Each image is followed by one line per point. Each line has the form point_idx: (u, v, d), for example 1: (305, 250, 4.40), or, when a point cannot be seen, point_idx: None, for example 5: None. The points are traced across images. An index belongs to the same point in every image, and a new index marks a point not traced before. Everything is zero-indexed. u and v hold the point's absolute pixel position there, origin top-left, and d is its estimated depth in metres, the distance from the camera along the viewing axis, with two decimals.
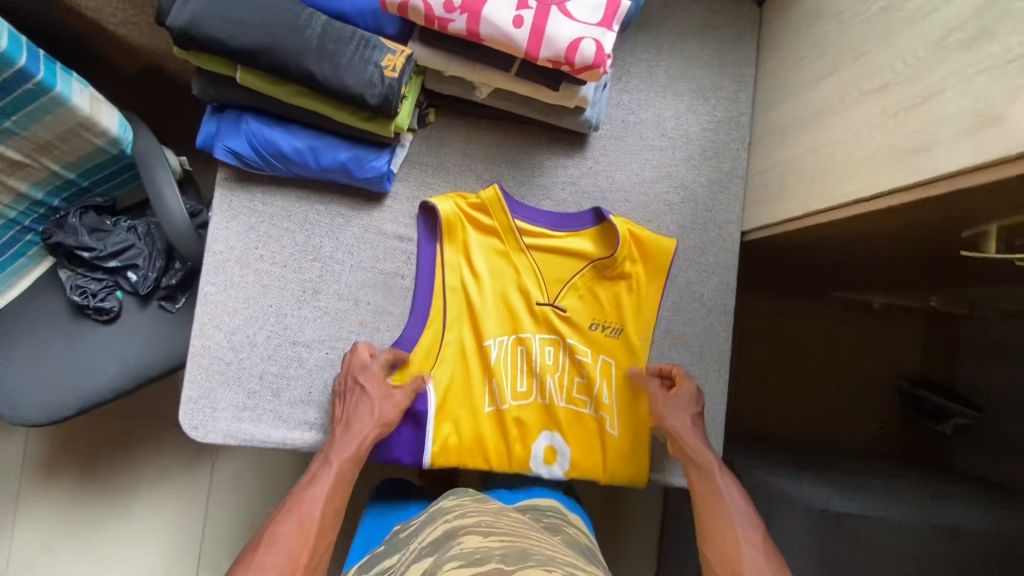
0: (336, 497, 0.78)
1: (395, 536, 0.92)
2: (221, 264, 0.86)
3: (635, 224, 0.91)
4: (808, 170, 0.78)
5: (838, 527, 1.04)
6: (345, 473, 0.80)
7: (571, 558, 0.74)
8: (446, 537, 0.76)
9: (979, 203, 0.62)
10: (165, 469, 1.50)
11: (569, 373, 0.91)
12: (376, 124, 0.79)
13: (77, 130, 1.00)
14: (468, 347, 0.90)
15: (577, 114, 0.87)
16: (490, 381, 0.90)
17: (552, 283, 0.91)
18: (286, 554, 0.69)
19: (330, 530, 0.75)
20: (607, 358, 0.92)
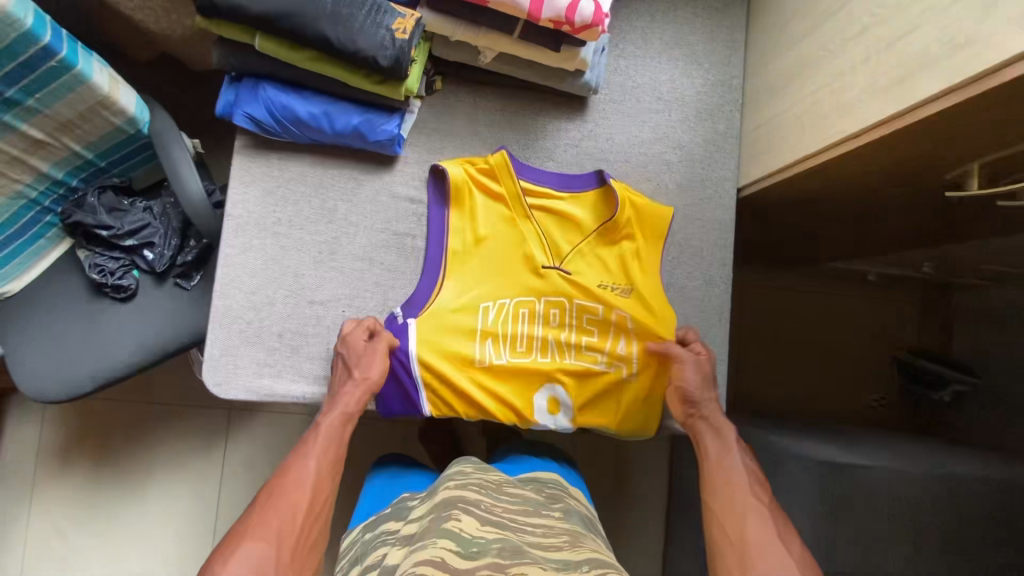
0: (328, 456, 0.80)
1: (403, 502, 0.93)
2: (240, 227, 0.89)
3: (635, 194, 0.94)
4: (800, 120, 0.83)
5: (841, 478, 1.06)
6: (333, 434, 0.82)
7: (567, 538, 0.78)
8: (444, 505, 0.79)
9: (959, 134, 0.67)
10: (179, 452, 1.52)
11: (576, 334, 0.93)
12: (387, 87, 0.84)
13: (97, 108, 1.03)
14: (467, 305, 0.91)
15: (578, 77, 0.91)
16: (488, 339, 0.91)
17: (555, 250, 0.94)
18: (286, 510, 0.72)
19: (326, 485, 0.78)
20: (622, 313, 0.93)
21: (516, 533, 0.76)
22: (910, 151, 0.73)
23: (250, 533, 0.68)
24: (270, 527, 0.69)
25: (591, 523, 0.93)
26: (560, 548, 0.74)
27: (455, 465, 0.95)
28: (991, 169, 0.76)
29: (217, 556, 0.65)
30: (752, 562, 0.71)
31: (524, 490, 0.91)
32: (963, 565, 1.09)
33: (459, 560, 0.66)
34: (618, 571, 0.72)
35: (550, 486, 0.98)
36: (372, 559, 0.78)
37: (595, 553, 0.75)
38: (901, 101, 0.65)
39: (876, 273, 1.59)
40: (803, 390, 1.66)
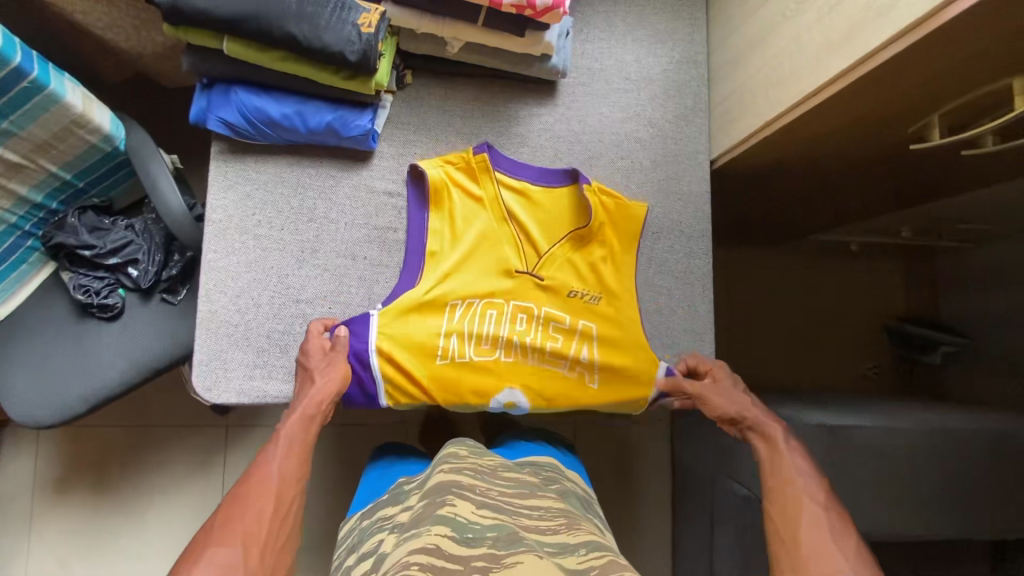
0: (292, 458, 0.80)
1: (401, 487, 0.94)
2: (221, 231, 0.90)
3: (608, 191, 0.95)
4: (764, 85, 0.85)
5: (840, 440, 1.06)
6: (293, 438, 0.82)
7: (563, 521, 0.78)
8: (439, 490, 0.79)
9: (920, 78, 0.68)
10: (179, 474, 1.51)
11: (541, 339, 0.92)
12: (357, 83, 0.85)
13: (72, 128, 1.04)
14: (429, 304, 0.90)
15: (544, 62, 0.93)
16: (452, 334, 0.90)
17: (531, 253, 0.95)
18: (253, 514, 0.71)
19: (291, 486, 0.78)
20: (586, 323, 0.94)
21: (510, 517, 0.76)
22: (874, 103, 0.75)
23: (216, 538, 0.67)
24: (237, 531, 0.69)
25: (587, 503, 0.93)
26: (557, 532, 0.75)
27: (447, 448, 0.95)
28: (951, 119, 0.78)
29: (181, 566, 0.65)
30: (809, 563, 0.67)
31: (520, 473, 0.91)
32: (968, 518, 1.09)
33: (453, 547, 0.65)
34: (615, 554, 0.71)
35: (547, 469, 0.98)
36: (369, 546, 0.78)
37: (592, 536, 0.75)
38: (854, 53, 0.67)
39: (859, 242, 1.62)
40: (797, 364, 1.68)
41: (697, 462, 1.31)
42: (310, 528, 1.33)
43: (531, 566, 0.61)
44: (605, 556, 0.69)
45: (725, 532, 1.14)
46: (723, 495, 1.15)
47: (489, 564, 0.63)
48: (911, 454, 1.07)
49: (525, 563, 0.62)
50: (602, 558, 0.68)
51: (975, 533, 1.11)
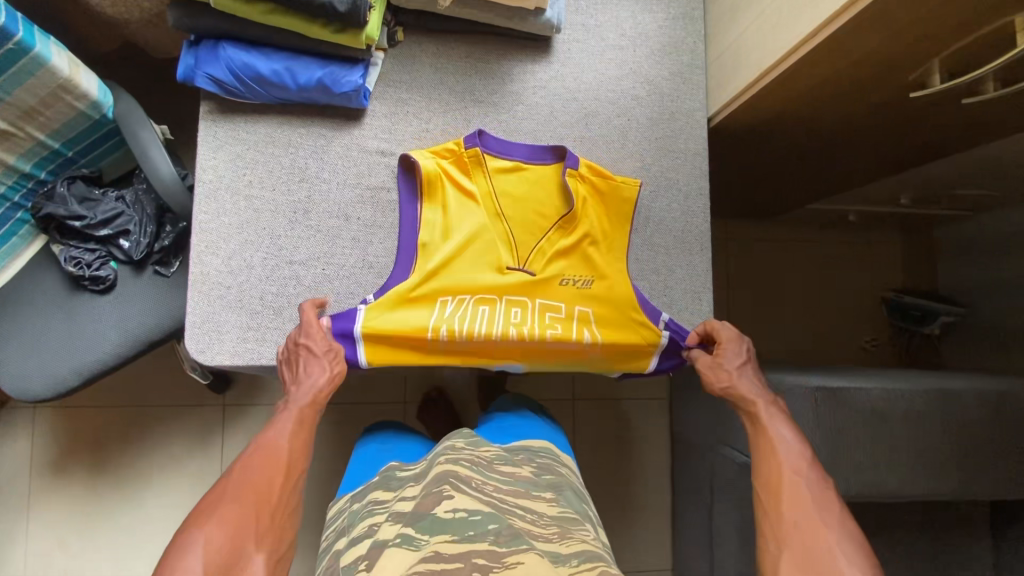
0: (302, 435, 0.78)
1: (392, 471, 0.93)
2: (212, 193, 0.88)
3: (597, 163, 0.95)
4: (761, 35, 0.83)
5: (840, 402, 1.05)
6: (304, 415, 0.80)
7: (556, 529, 0.76)
8: (436, 480, 0.78)
9: (920, 16, 0.67)
10: (178, 453, 1.51)
11: (539, 327, 0.90)
12: (347, 36, 0.83)
13: (58, 93, 1.02)
14: (420, 296, 0.88)
15: (538, 16, 0.91)
16: (441, 329, 0.87)
17: (522, 245, 0.93)
18: (262, 481, 0.71)
19: (299, 460, 0.76)
20: (583, 308, 0.92)
21: (507, 512, 0.76)
22: (873, 45, 0.73)
23: (227, 498, 0.69)
24: (247, 494, 0.70)
25: (582, 494, 0.90)
26: (549, 540, 0.74)
27: (445, 439, 0.92)
28: (952, 63, 0.77)
29: (195, 518, 0.67)
30: (791, 536, 0.71)
31: (516, 467, 0.89)
32: (966, 480, 1.09)
33: (451, 547, 0.67)
34: (607, 564, 0.71)
35: (541, 456, 0.96)
36: (362, 530, 0.78)
37: (585, 544, 0.75)
38: None
39: (858, 213, 1.60)
40: (796, 338, 1.67)
41: (695, 432, 1.31)
42: (308, 503, 1.33)
43: (533, 566, 0.64)
44: (596, 567, 0.70)
45: (725, 499, 1.14)
46: (722, 461, 1.15)
47: (490, 562, 0.65)
48: (909, 415, 1.07)
49: (526, 562, 0.64)
50: (592, 569, 0.69)
51: (975, 495, 1.10)
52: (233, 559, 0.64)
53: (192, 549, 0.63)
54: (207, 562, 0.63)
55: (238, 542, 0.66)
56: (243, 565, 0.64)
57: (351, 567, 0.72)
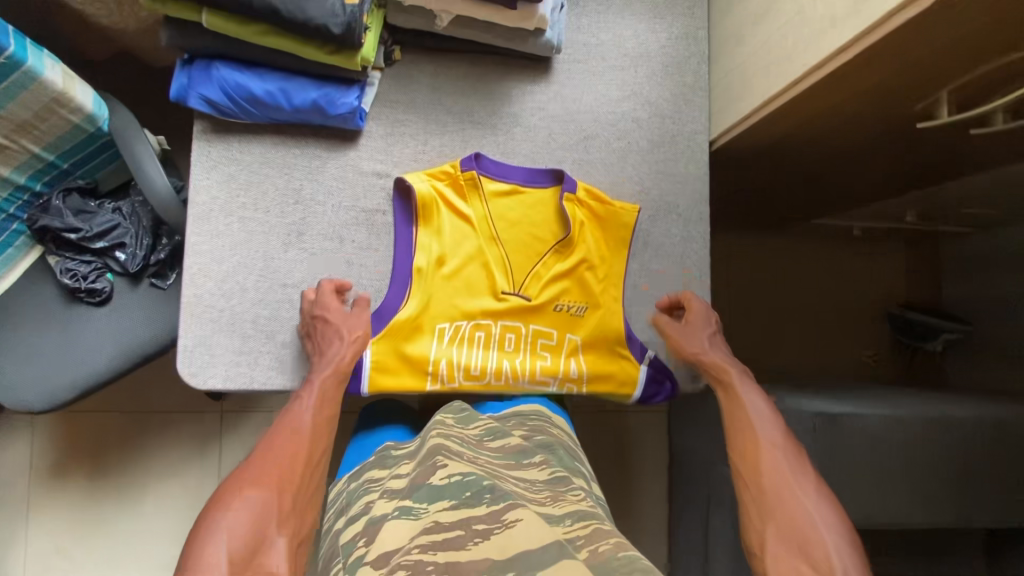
0: (324, 411, 0.79)
1: (388, 451, 0.91)
2: (205, 214, 0.87)
3: (595, 187, 0.93)
4: (765, 62, 0.81)
5: (836, 427, 1.03)
6: (328, 389, 0.81)
7: (548, 492, 0.70)
8: (428, 455, 0.75)
9: (926, 52, 0.64)
10: (176, 459, 1.51)
11: (530, 360, 0.91)
12: (343, 58, 0.81)
13: (52, 106, 1.00)
14: (419, 328, 0.88)
15: (537, 37, 0.89)
16: (441, 361, 0.88)
17: (517, 271, 0.92)
18: (285, 459, 0.71)
19: (322, 439, 0.77)
20: (574, 337, 0.92)
21: (502, 479, 0.72)
22: (881, 77, 0.70)
23: (252, 479, 0.67)
24: (271, 473, 0.69)
25: (575, 453, 0.87)
26: (541, 504, 0.68)
27: (438, 416, 0.87)
28: (959, 95, 0.75)
29: (218, 500, 0.65)
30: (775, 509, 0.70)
31: (507, 439, 0.83)
32: (963, 506, 1.08)
33: (449, 515, 0.62)
34: (601, 521, 0.66)
35: (532, 420, 0.89)
36: (357, 510, 0.75)
37: (580, 505, 0.69)
38: (861, 22, 0.62)
39: (862, 228, 1.58)
40: (797, 351, 1.66)
41: (692, 449, 1.30)
42: None
43: (531, 524, 0.59)
44: (590, 525, 0.64)
45: (720, 521, 1.13)
46: (717, 481, 1.14)
47: (489, 526, 0.60)
48: (907, 441, 1.05)
49: (524, 520, 0.59)
50: (587, 528, 0.64)
51: (972, 522, 1.09)
52: (260, 538, 0.62)
53: (217, 530, 0.61)
54: (233, 542, 0.60)
55: (264, 519, 0.63)
56: (269, 545, 0.61)
57: (351, 545, 0.68)
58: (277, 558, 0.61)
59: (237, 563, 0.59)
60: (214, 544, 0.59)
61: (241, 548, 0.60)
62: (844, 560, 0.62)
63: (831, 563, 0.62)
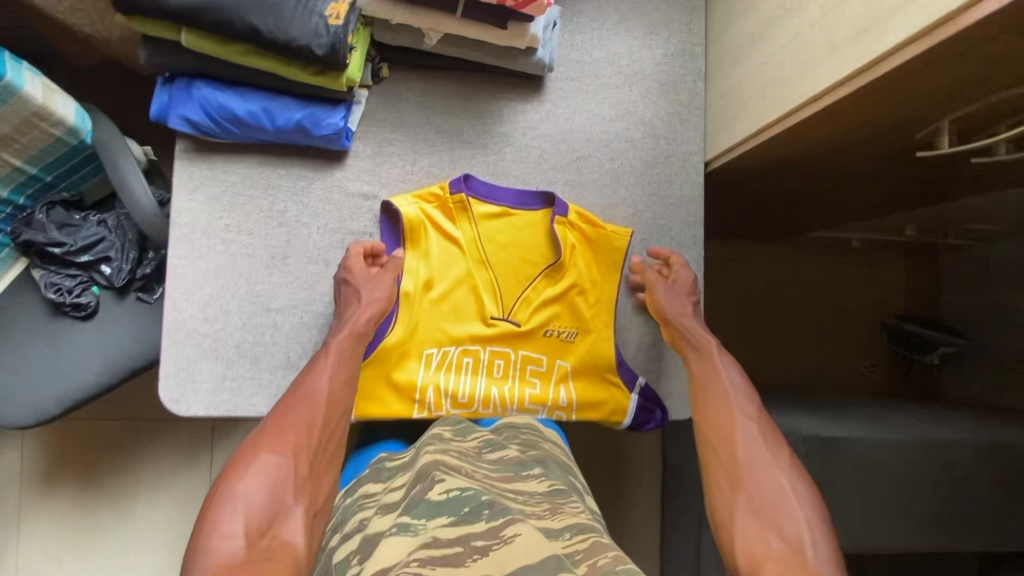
0: (342, 372, 0.76)
1: (383, 463, 0.82)
2: (187, 236, 0.85)
3: (587, 210, 0.92)
4: (762, 85, 0.77)
5: (829, 450, 1.02)
6: (347, 349, 0.78)
7: (547, 505, 0.68)
8: (421, 471, 0.70)
9: (927, 88, 0.62)
10: (163, 468, 1.50)
11: (519, 386, 0.90)
12: (327, 78, 0.79)
13: (33, 120, 0.98)
14: (406, 354, 0.86)
15: (529, 55, 0.87)
16: (428, 388, 0.87)
17: (507, 295, 0.90)
18: (302, 425, 0.69)
19: (340, 404, 0.74)
20: (563, 363, 0.91)
21: (498, 492, 0.68)
22: (879, 108, 0.68)
23: (267, 445, 0.65)
24: (287, 440, 0.66)
25: (568, 467, 0.84)
26: (540, 516, 0.65)
27: (432, 426, 0.81)
28: (961, 126, 0.72)
29: (234, 467, 0.63)
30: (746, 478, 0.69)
31: (505, 450, 0.79)
32: (957, 530, 1.06)
33: (448, 532, 0.58)
34: (600, 536, 0.63)
35: (524, 432, 0.83)
36: (352, 526, 0.68)
37: (580, 519, 0.66)
38: (858, 57, 0.59)
39: (861, 240, 1.56)
40: (794, 363, 1.64)
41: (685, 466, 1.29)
42: None
43: (531, 541, 0.57)
44: (589, 539, 0.61)
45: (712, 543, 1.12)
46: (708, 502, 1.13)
47: (488, 542, 0.58)
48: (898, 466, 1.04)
49: (523, 537, 0.57)
50: (585, 542, 0.61)
51: (965, 546, 1.08)
52: (276, 507, 0.60)
53: (233, 499, 0.60)
54: (249, 512, 0.59)
55: (280, 487, 0.62)
56: (285, 514, 0.60)
57: (343, 564, 0.62)
58: (293, 528, 0.60)
59: (253, 532, 0.58)
60: (230, 515, 0.58)
61: (257, 516, 0.59)
62: (811, 531, 0.62)
63: (801, 535, 0.61)
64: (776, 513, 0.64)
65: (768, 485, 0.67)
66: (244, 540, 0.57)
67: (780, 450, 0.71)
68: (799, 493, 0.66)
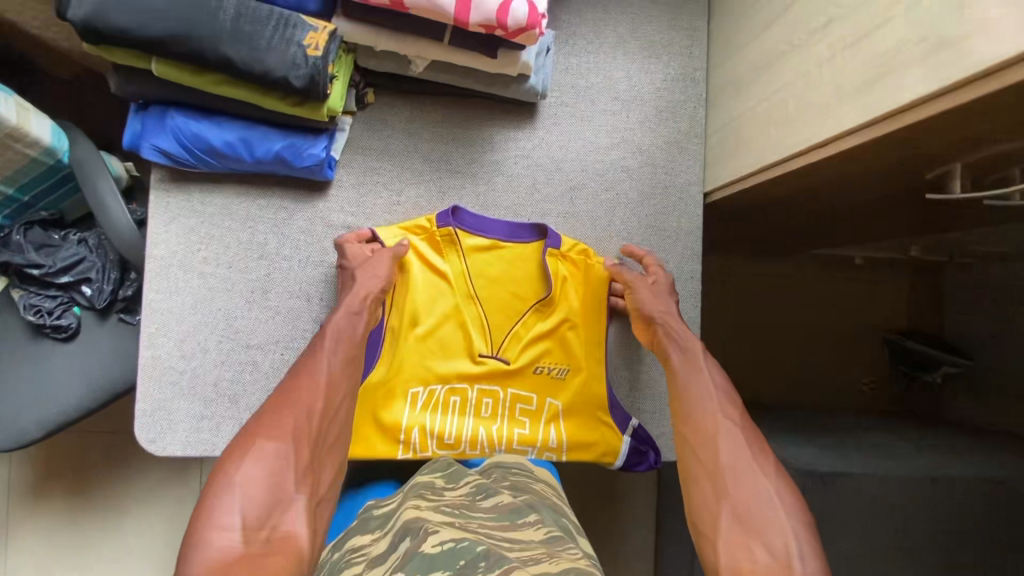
0: (342, 352, 0.73)
1: (369, 512, 0.74)
2: (163, 270, 0.82)
3: (580, 243, 0.88)
4: (765, 121, 0.73)
5: (828, 490, 0.99)
6: (346, 329, 0.75)
7: (543, 550, 0.61)
8: (406, 530, 0.64)
9: (943, 138, 0.58)
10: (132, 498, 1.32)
11: (507, 425, 0.87)
12: (307, 109, 0.75)
13: (5, 142, 0.87)
14: (390, 394, 0.83)
15: (520, 82, 0.83)
16: (413, 429, 0.84)
17: (495, 331, 0.87)
18: (301, 408, 0.65)
19: (341, 385, 0.71)
20: (553, 401, 0.88)
21: (492, 542, 0.61)
22: (891, 155, 0.63)
23: (265, 431, 0.61)
24: (284, 425, 0.63)
25: (563, 510, 0.76)
26: (537, 561, 0.58)
27: (416, 476, 0.79)
28: (976, 169, 0.68)
29: (229, 457, 0.59)
30: (729, 482, 0.66)
31: (498, 496, 0.73)
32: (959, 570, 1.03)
33: None
34: None
35: (516, 473, 0.79)
36: None
37: (578, 564, 0.59)
38: (871, 106, 0.55)
39: (865, 258, 1.51)
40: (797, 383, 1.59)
41: None
42: None
43: None
44: None
45: None
46: None
47: None
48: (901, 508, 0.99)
49: None
50: None
51: None
52: (276, 497, 0.57)
53: (230, 490, 0.56)
54: (246, 504, 0.55)
55: (279, 475, 0.58)
56: (285, 504, 0.57)
57: None
58: (294, 518, 0.57)
59: (252, 524, 0.54)
60: (227, 507, 0.54)
61: (256, 507, 0.55)
62: (800, 543, 0.58)
63: (788, 547, 0.58)
64: (759, 524, 0.61)
65: (752, 496, 0.63)
66: (243, 535, 0.53)
67: (765, 456, 0.67)
68: (787, 503, 0.62)
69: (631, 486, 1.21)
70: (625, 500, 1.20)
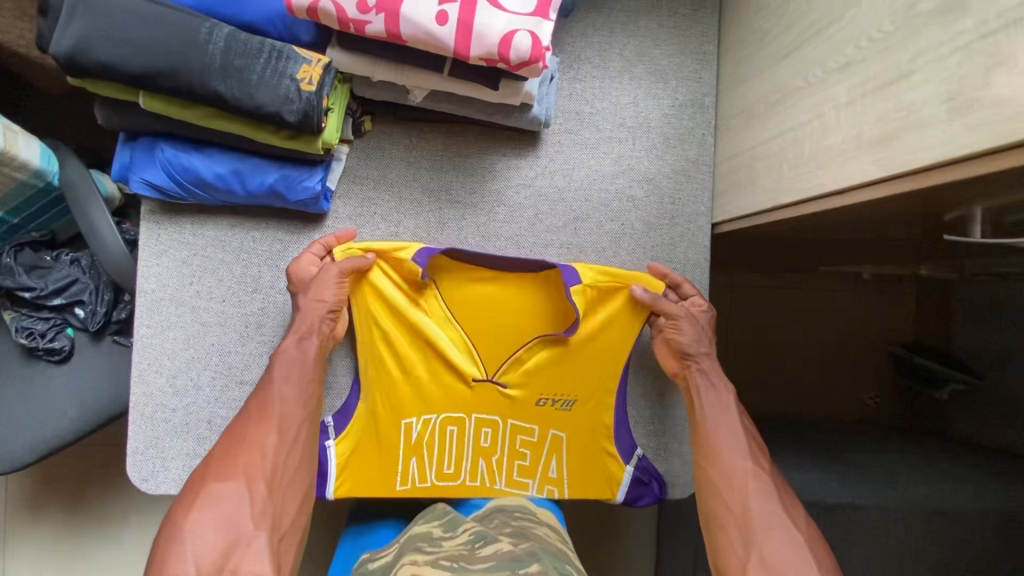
0: (294, 381, 0.72)
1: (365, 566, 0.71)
2: (154, 304, 0.80)
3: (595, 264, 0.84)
4: (776, 158, 0.71)
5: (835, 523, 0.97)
6: (295, 354, 0.74)
7: None
8: None
9: (966, 189, 0.55)
10: (131, 509, 1.29)
11: (507, 457, 0.85)
12: (301, 143, 0.72)
13: None
14: (389, 424, 0.81)
15: (523, 111, 0.80)
16: (411, 459, 0.82)
17: (494, 359, 0.83)
18: (255, 445, 0.65)
19: (295, 414, 0.70)
20: (557, 432, 0.84)
21: None
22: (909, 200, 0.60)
23: (215, 475, 0.61)
24: (235, 466, 0.62)
25: (566, 557, 0.68)
26: None
27: (416, 526, 0.75)
28: (999, 212, 0.65)
29: (181, 507, 0.58)
30: (760, 536, 0.64)
31: (498, 545, 0.67)
32: None
33: None
34: None
35: (516, 518, 0.76)
36: None
37: None
38: (889, 160, 0.52)
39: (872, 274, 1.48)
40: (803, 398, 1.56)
41: None
42: None
43: None
44: None
45: None
46: None
47: None
48: (908, 540, 0.96)
49: None
50: None
51: None
52: (233, 540, 0.56)
53: (182, 541, 0.55)
54: (198, 554, 0.54)
55: (234, 518, 0.58)
56: (243, 545, 0.56)
57: None
58: (254, 558, 0.56)
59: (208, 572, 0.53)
60: (178, 558, 0.54)
61: (212, 555, 0.55)
62: None
63: None
64: None
65: (784, 550, 0.61)
66: None
67: (795, 507, 0.66)
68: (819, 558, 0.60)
69: (633, 509, 1.19)
70: (626, 524, 1.19)
